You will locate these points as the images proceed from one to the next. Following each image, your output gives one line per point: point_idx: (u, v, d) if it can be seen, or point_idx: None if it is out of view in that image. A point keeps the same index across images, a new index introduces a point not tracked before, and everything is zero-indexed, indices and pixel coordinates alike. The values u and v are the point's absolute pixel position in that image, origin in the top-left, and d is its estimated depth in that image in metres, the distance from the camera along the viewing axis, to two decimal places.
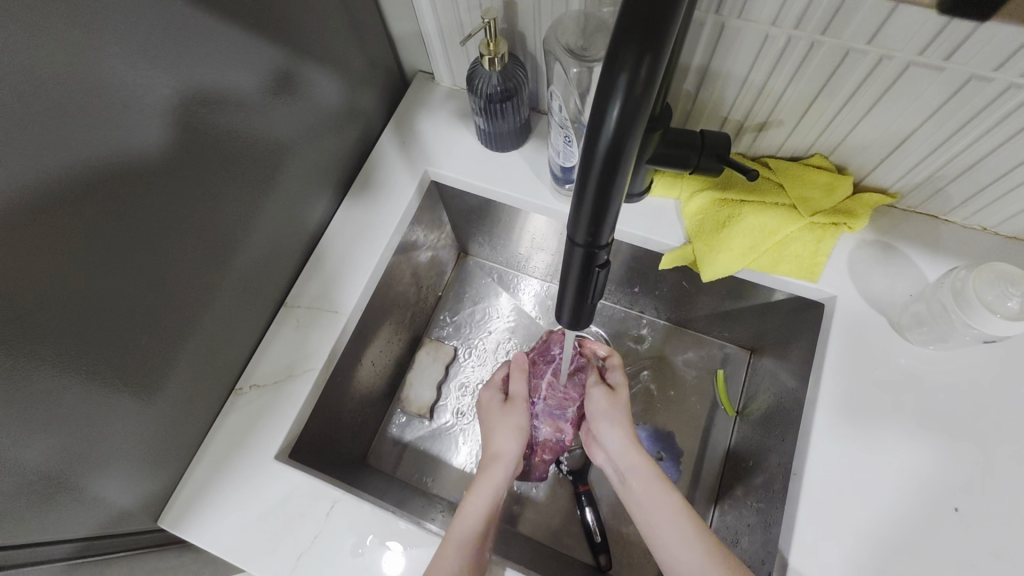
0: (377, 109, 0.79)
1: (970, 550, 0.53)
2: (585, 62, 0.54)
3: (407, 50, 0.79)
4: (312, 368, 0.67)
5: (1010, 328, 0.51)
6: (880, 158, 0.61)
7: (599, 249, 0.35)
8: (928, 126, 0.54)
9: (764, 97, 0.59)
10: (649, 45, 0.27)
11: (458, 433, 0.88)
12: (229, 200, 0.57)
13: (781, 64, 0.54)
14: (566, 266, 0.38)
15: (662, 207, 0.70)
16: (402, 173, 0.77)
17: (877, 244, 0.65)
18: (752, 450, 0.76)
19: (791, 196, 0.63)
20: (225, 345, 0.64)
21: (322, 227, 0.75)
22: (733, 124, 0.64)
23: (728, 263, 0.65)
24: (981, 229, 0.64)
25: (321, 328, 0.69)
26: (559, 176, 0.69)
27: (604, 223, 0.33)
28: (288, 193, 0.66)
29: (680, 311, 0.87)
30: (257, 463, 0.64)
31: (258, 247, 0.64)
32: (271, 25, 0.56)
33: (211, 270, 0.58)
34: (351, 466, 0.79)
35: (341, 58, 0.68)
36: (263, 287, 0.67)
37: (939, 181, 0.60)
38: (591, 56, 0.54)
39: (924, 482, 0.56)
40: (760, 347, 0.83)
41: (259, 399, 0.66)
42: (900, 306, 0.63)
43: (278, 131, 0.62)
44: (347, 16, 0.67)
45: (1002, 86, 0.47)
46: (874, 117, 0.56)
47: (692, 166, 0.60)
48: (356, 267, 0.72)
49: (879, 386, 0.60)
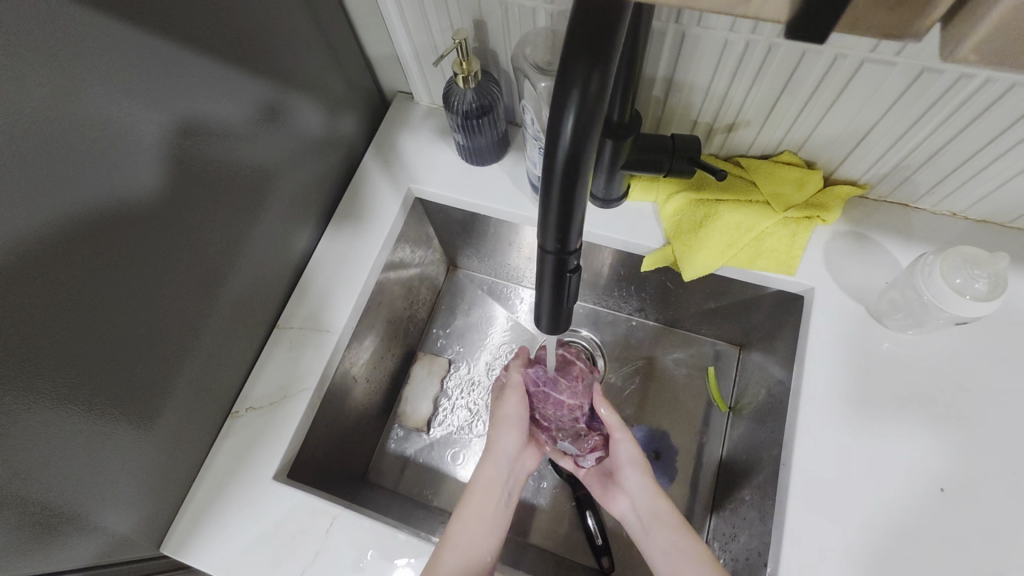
0: (358, 130, 0.81)
1: (960, 529, 0.54)
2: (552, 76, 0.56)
3: (385, 72, 0.81)
4: (307, 387, 0.68)
5: (978, 309, 0.52)
6: (847, 152, 0.62)
7: (569, 255, 0.37)
8: (888, 118, 0.56)
9: (730, 100, 0.61)
10: (597, 60, 0.28)
11: (456, 445, 0.89)
12: (218, 228, 0.59)
13: (743, 67, 0.56)
14: (540, 273, 0.39)
15: (640, 211, 0.72)
16: (386, 192, 0.79)
17: (850, 235, 0.67)
18: (746, 444, 0.77)
19: (764, 193, 0.65)
20: (220, 371, 0.65)
21: (310, 249, 0.76)
22: (703, 126, 0.66)
23: (708, 262, 0.67)
24: (950, 214, 0.66)
25: (314, 348, 0.70)
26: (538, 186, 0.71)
27: (571, 229, 0.35)
28: (274, 218, 0.67)
29: (668, 311, 0.88)
30: (256, 484, 0.64)
31: (248, 272, 0.65)
32: (249, 57, 0.57)
33: (203, 298, 0.59)
34: (352, 483, 0.80)
35: (320, 84, 0.70)
36: (253, 312, 0.68)
37: (905, 171, 0.62)
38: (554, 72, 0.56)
39: (912, 465, 0.57)
40: (748, 342, 0.84)
41: (255, 422, 0.67)
42: (876, 293, 0.64)
43: (262, 158, 0.63)
44: (324, 44, 0.69)
45: (952, 77, 0.49)
46: (837, 113, 0.58)
47: (665, 169, 0.61)
48: (344, 286, 0.74)
49: (861, 374, 0.61)
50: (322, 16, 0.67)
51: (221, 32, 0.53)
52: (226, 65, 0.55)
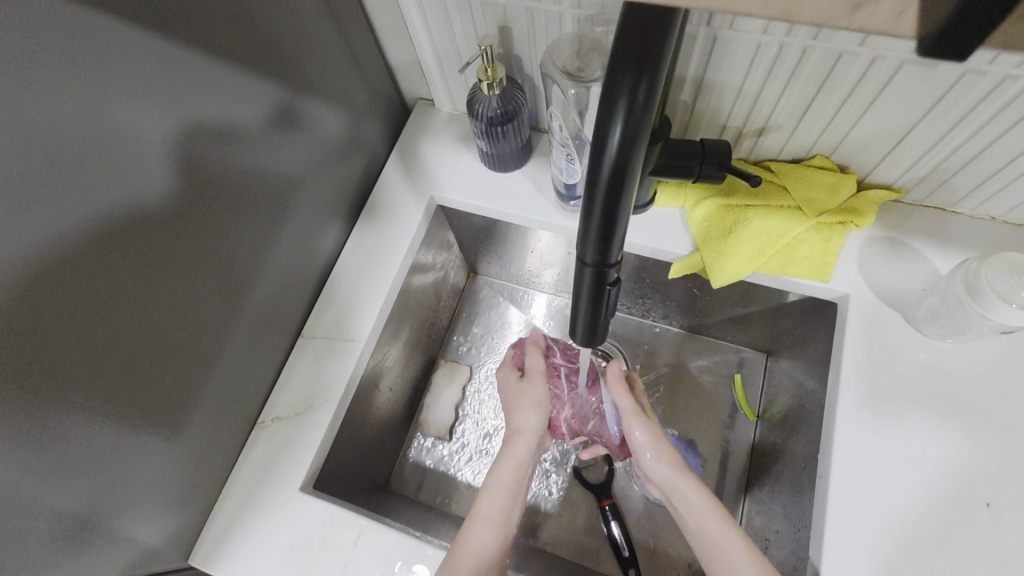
0: (380, 138, 0.81)
1: (1007, 546, 0.52)
2: (582, 82, 0.55)
3: (406, 78, 0.80)
4: (332, 397, 0.68)
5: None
6: (882, 155, 0.61)
7: (609, 268, 0.36)
8: (928, 120, 0.54)
9: (761, 102, 0.60)
10: (644, 69, 0.27)
11: (478, 453, 0.88)
12: (243, 236, 0.59)
13: (776, 70, 0.55)
14: (577, 286, 0.38)
15: (667, 216, 0.70)
16: (409, 199, 0.78)
17: (885, 240, 0.65)
18: (776, 455, 0.75)
19: (796, 198, 0.64)
20: (246, 380, 0.64)
21: (333, 258, 0.76)
22: (732, 131, 0.65)
23: (737, 269, 0.66)
24: (989, 218, 0.64)
25: (338, 357, 0.70)
26: (564, 193, 0.70)
27: (612, 241, 0.34)
28: (299, 225, 0.67)
29: (693, 318, 0.87)
30: (282, 495, 0.64)
31: (273, 280, 0.65)
32: (272, 65, 0.57)
33: (230, 307, 0.59)
34: (374, 493, 0.79)
35: (343, 92, 0.70)
36: (279, 320, 0.68)
37: (944, 174, 0.60)
38: (584, 79, 0.55)
39: (955, 479, 0.55)
40: (776, 349, 0.82)
41: (281, 432, 0.67)
42: (914, 300, 0.62)
43: (286, 166, 0.63)
44: (347, 51, 0.68)
45: (997, 78, 0.47)
46: (873, 115, 0.56)
47: (695, 174, 0.61)
48: (368, 294, 0.73)
49: (900, 383, 0.59)
50: (345, 24, 0.67)
51: (245, 43, 0.53)
52: (250, 74, 0.54)
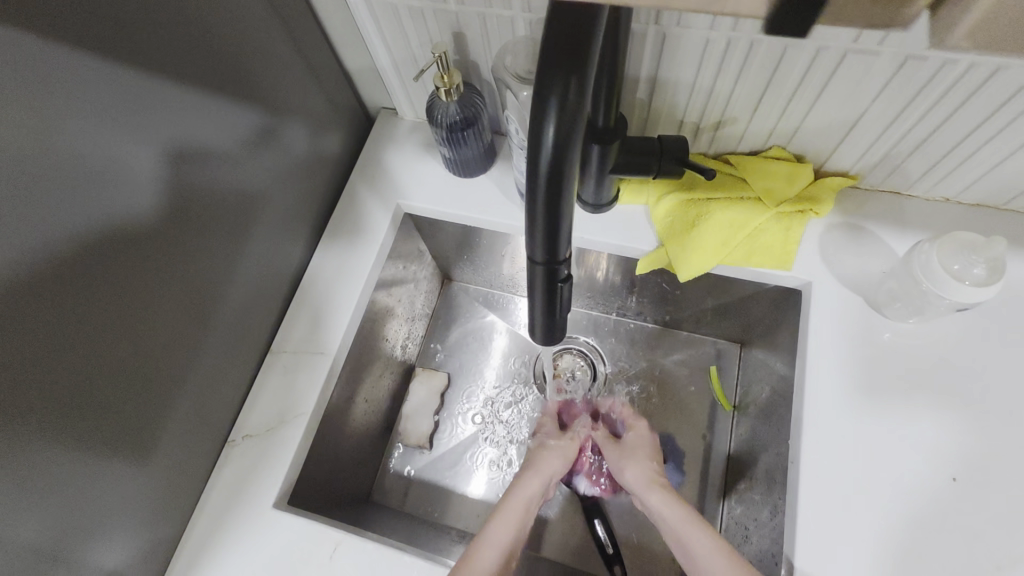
0: (343, 148, 0.80)
1: (974, 519, 0.53)
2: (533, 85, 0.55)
3: (367, 88, 0.80)
4: (304, 412, 0.67)
5: (978, 294, 0.51)
6: (835, 143, 0.62)
7: (559, 265, 0.36)
8: (876, 106, 0.56)
9: (715, 97, 0.60)
10: (575, 69, 0.28)
11: (459, 460, 0.88)
12: (207, 254, 0.58)
13: (726, 65, 0.56)
14: (530, 285, 0.38)
15: (631, 213, 0.71)
16: (374, 208, 0.78)
17: (844, 226, 0.66)
18: (752, 443, 0.76)
19: (756, 189, 0.65)
20: (214, 399, 0.63)
21: (301, 271, 0.75)
22: (690, 126, 0.66)
23: (702, 262, 0.66)
24: (943, 199, 0.66)
25: (308, 371, 0.69)
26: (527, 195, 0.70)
27: (559, 239, 0.34)
28: (263, 240, 0.67)
29: (666, 313, 0.87)
30: (256, 514, 0.63)
31: (239, 296, 0.64)
32: (229, 81, 0.57)
33: (196, 327, 0.58)
34: (355, 507, 0.79)
35: (302, 103, 0.69)
36: (246, 335, 0.67)
37: (896, 158, 0.62)
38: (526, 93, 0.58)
39: (923, 456, 0.55)
40: (749, 339, 0.83)
41: (253, 450, 0.66)
42: (874, 283, 0.63)
43: (248, 180, 0.63)
44: (302, 61, 0.68)
45: (938, 63, 0.48)
46: (823, 103, 0.57)
47: (654, 170, 0.61)
48: (337, 306, 0.72)
49: (866, 366, 0.60)
50: (299, 36, 0.66)
51: (200, 61, 0.52)
52: (206, 91, 0.54)
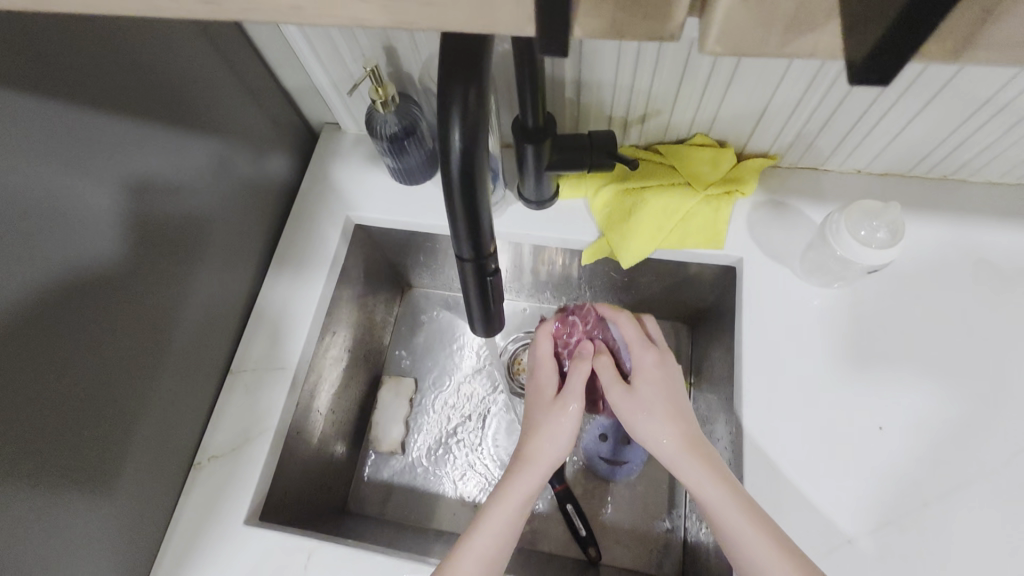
0: (289, 166, 0.81)
1: (900, 462, 0.57)
2: None
3: (309, 105, 0.81)
4: (268, 428, 0.67)
5: (881, 257, 0.55)
6: (752, 127, 0.66)
7: (486, 259, 0.38)
8: (781, 92, 0.60)
9: (636, 93, 0.64)
10: (470, 79, 0.30)
11: (432, 462, 0.90)
12: (158, 281, 0.59)
13: (641, 64, 0.59)
14: (464, 282, 0.41)
15: (572, 208, 0.74)
16: (324, 222, 0.79)
17: (769, 203, 0.70)
18: (707, 416, 0.80)
19: (684, 175, 0.69)
20: (177, 425, 0.63)
21: (255, 290, 0.75)
22: (618, 121, 0.70)
23: (640, 248, 0.70)
24: (855, 171, 0.71)
25: (270, 387, 0.69)
26: None
27: (482, 235, 0.37)
28: (214, 263, 0.67)
29: (619, 300, 0.91)
30: (228, 533, 0.63)
31: (195, 320, 0.65)
32: (168, 110, 0.58)
33: (154, 354, 0.59)
34: (331, 518, 0.80)
35: (242, 125, 0.70)
36: (204, 358, 0.67)
37: (807, 137, 0.66)
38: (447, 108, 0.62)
39: (853, 408, 0.60)
40: (697, 318, 0.88)
41: (221, 470, 0.66)
42: (798, 254, 0.67)
43: (195, 204, 0.63)
44: (241, 85, 0.69)
45: None
46: (735, 93, 0.61)
47: (586, 165, 0.65)
48: (295, 320, 0.73)
49: (798, 331, 0.64)
50: (234, 60, 0.67)
51: (138, 93, 0.53)
52: (145, 122, 0.55)
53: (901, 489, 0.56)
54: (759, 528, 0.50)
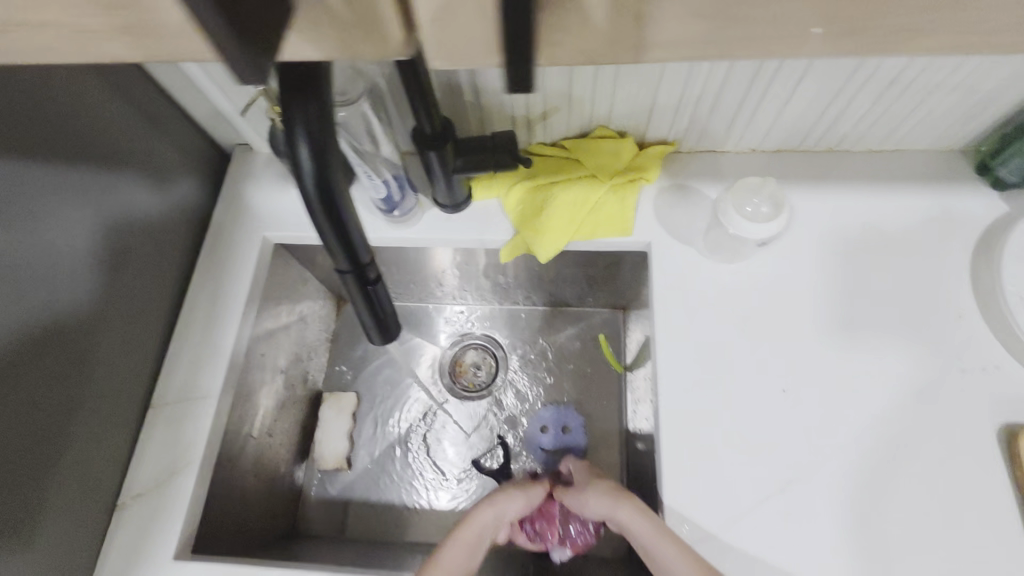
0: (202, 191, 0.78)
1: (807, 419, 0.60)
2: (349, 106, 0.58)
3: (216, 127, 0.79)
4: (192, 459, 0.65)
5: (768, 229, 0.58)
6: (647, 116, 0.69)
7: (364, 266, 0.43)
8: (666, 81, 0.63)
9: (532, 92, 0.66)
10: (311, 105, 0.34)
11: (379, 473, 0.90)
12: (61, 319, 0.57)
13: (530, 63, 0.61)
14: (351, 290, 0.46)
15: (487, 209, 0.75)
16: (240, 245, 0.77)
17: (673, 188, 0.73)
18: (640, 398, 0.83)
19: (588, 168, 0.72)
20: (95, 468, 0.61)
21: (172, 321, 0.72)
22: (520, 119, 0.71)
23: (555, 241, 0.71)
24: (750, 150, 0.74)
25: (193, 418, 0.67)
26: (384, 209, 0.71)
27: (354, 245, 0.41)
28: (128, 291, 0.65)
29: (550, 293, 0.93)
30: (156, 572, 0.61)
31: (111, 353, 0.63)
32: (58, 150, 0.56)
33: (71, 397, 0.58)
34: (276, 542, 0.79)
35: (145, 153, 0.67)
36: (121, 395, 0.64)
37: (700, 122, 0.69)
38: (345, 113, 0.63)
39: (760, 376, 0.63)
40: (626, 304, 0.90)
41: (146, 507, 0.64)
42: (702, 234, 0.71)
43: (99, 235, 0.61)
44: (144, 120, 0.67)
45: None
46: (624, 85, 0.64)
47: (492, 167, 0.66)
48: (216, 347, 0.71)
49: (705, 307, 0.67)
50: (132, 88, 0.65)
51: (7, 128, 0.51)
52: (37, 162, 0.54)
53: (807, 446, 0.60)
54: (680, 551, 0.54)
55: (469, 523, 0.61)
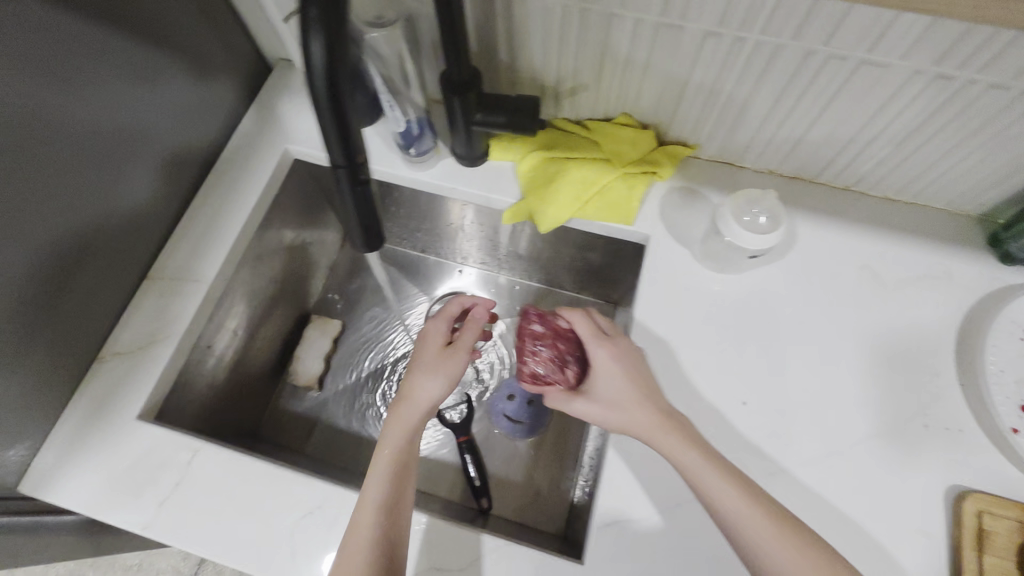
0: (239, 96, 0.81)
1: (756, 434, 0.62)
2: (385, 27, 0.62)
3: (267, 42, 0.82)
4: (175, 332, 0.69)
5: (759, 241, 0.59)
6: (671, 112, 0.70)
7: (357, 167, 0.42)
8: (696, 77, 0.64)
9: (566, 64, 0.67)
10: None
11: (346, 400, 0.94)
12: (77, 174, 0.59)
13: (566, 31, 0.63)
14: (339, 192, 0.44)
15: (500, 169, 0.77)
16: (262, 151, 0.80)
17: (684, 190, 0.74)
18: None
19: (606, 151, 0.73)
20: (78, 314, 0.63)
21: (179, 217, 0.75)
22: (550, 91, 0.73)
23: (557, 214, 0.73)
24: (768, 172, 0.75)
25: (183, 297, 0.70)
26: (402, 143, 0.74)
27: (354, 142, 0.40)
28: (139, 174, 0.67)
29: (549, 273, 0.96)
30: (117, 424, 0.64)
31: (109, 221, 0.64)
32: (121, 22, 0.59)
33: (63, 247, 0.59)
34: (233, 436, 0.83)
35: (190, 46, 0.70)
36: (121, 260, 0.67)
37: (722, 129, 0.70)
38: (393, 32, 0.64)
39: (718, 382, 0.65)
40: (620, 300, 0.92)
41: (121, 367, 0.67)
42: (700, 240, 0.72)
43: (122, 115, 0.63)
44: (196, 11, 0.69)
45: (730, 39, 0.58)
46: (653, 74, 0.65)
47: (509, 125, 0.67)
48: (219, 240, 0.74)
49: (686, 309, 0.68)
50: None
51: None
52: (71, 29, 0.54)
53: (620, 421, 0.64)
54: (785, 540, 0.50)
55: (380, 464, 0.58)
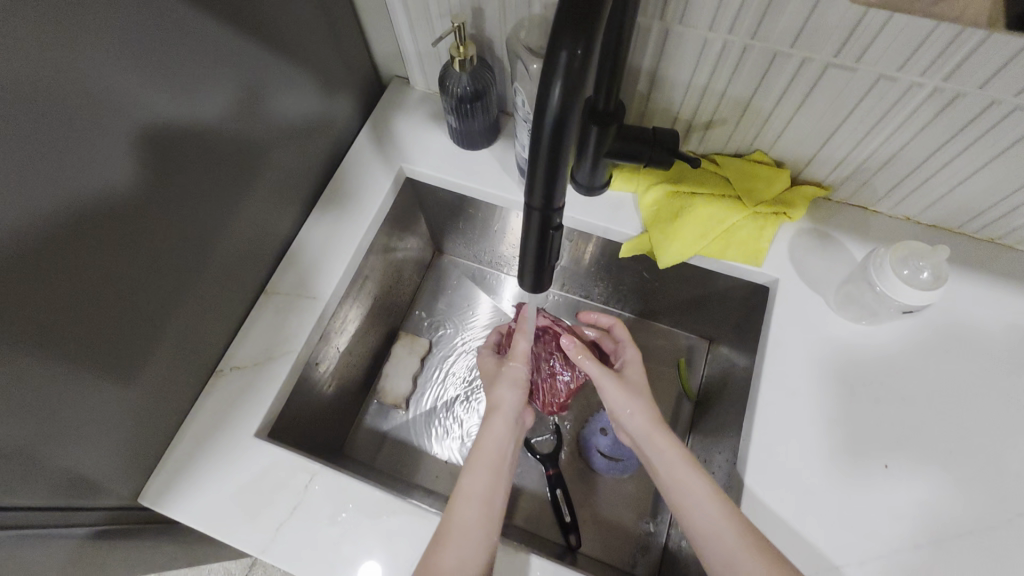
0: (354, 112, 0.81)
1: (901, 502, 0.58)
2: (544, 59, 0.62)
3: (384, 59, 0.82)
4: (293, 349, 0.68)
5: (919, 298, 0.56)
6: (812, 153, 0.67)
7: (553, 211, 0.42)
8: (852, 120, 0.61)
9: (709, 98, 0.65)
10: (583, 30, 0.34)
11: (432, 421, 0.92)
12: (221, 189, 0.59)
13: (720, 66, 0.60)
14: (526, 228, 0.44)
15: (620, 201, 0.76)
16: (375, 168, 0.79)
17: (814, 233, 0.72)
18: (708, 429, 0.83)
19: (737, 189, 0.70)
20: (205, 328, 0.63)
21: (294, 234, 0.75)
22: (682, 123, 0.71)
23: (680, 251, 0.71)
24: (904, 219, 0.72)
25: (299, 313, 0.70)
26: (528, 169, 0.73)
27: (555, 186, 0.40)
28: (267, 190, 0.66)
29: (644, 303, 0.94)
30: (235, 441, 0.63)
31: (240, 236, 0.64)
32: (268, 39, 0.59)
33: (203, 261, 0.59)
34: (326, 453, 0.81)
35: (321, 63, 0.69)
36: (244, 273, 0.67)
37: (865, 173, 0.67)
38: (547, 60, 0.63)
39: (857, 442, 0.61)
40: (719, 336, 0.90)
41: (239, 381, 0.66)
42: (834, 286, 0.69)
43: (262, 131, 0.63)
44: (330, 28, 0.69)
45: (907, 85, 0.54)
46: (803, 114, 0.62)
47: (644, 159, 0.65)
48: (333, 257, 0.73)
49: (821, 360, 0.65)
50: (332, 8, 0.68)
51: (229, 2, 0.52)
52: (229, 46, 0.54)
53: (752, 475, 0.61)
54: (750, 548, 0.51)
55: (480, 455, 0.60)
